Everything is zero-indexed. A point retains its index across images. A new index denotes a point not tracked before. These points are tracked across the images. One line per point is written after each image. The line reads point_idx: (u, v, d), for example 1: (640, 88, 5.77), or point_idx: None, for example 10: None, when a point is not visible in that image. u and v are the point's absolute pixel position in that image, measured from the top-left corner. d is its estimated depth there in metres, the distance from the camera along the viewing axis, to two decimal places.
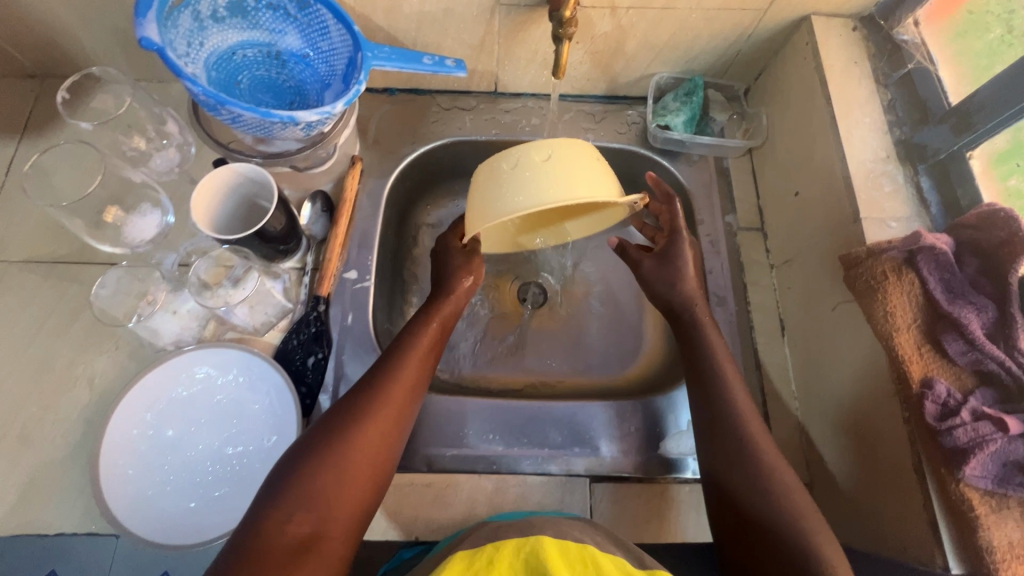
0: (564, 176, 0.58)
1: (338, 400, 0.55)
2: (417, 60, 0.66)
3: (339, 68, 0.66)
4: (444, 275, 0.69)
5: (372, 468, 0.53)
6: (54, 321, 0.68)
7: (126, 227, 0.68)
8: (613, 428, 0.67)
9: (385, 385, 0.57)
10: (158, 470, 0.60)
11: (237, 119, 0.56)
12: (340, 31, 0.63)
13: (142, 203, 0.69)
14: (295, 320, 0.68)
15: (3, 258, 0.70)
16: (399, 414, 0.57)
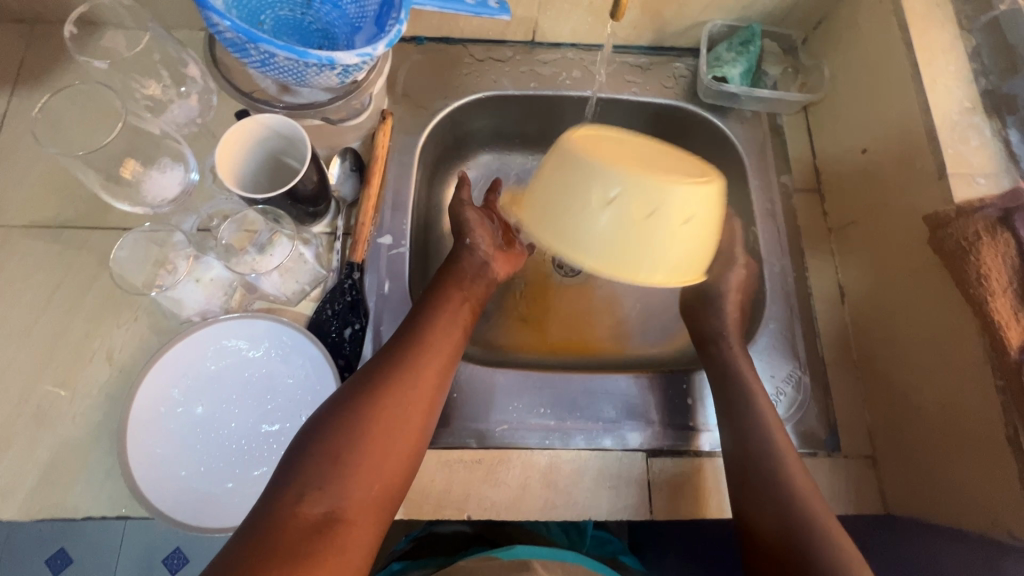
0: (662, 249, 0.51)
1: (363, 373, 0.52)
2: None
3: (371, 9, 0.58)
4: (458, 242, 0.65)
5: (397, 448, 0.48)
6: (65, 291, 0.62)
7: (146, 184, 0.62)
8: (669, 401, 0.63)
9: (406, 353, 0.53)
10: (189, 449, 0.56)
11: (268, 60, 0.51)
12: None
13: (162, 156, 0.63)
14: (328, 289, 0.63)
15: (4, 223, 0.64)
16: (428, 393, 0.52)
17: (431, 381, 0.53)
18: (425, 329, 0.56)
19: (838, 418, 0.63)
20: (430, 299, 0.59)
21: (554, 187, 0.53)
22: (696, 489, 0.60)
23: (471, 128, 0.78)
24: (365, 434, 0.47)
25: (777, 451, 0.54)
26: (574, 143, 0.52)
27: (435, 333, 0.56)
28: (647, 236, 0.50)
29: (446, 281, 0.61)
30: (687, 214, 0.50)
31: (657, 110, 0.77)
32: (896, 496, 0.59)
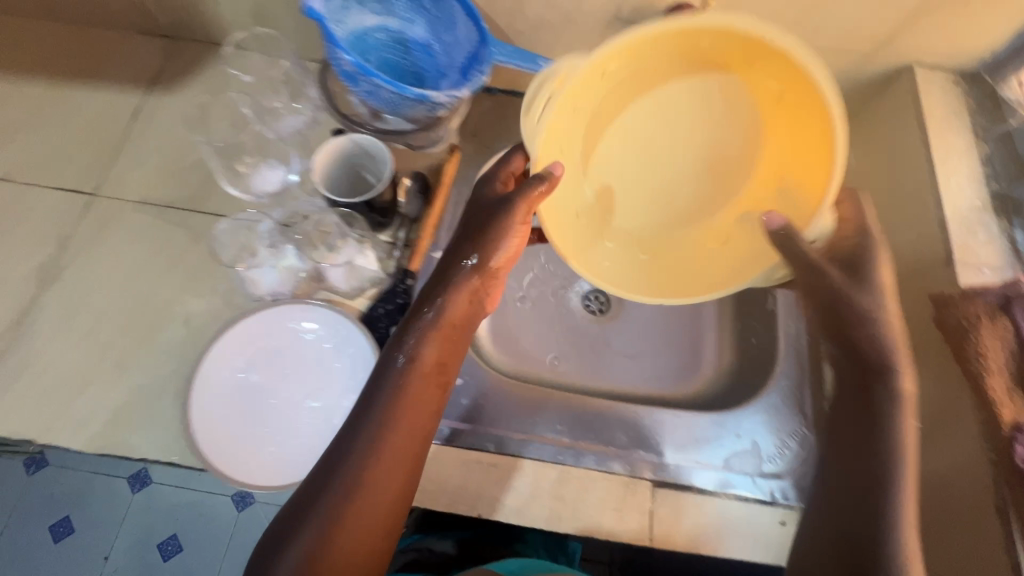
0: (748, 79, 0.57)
1: (306, 499, 0.48)
2: (534, 61, 0.70)
3: (459, 61, 0.70)
4: (450, 272, 0.57)
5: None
6: (159, 260, 0.72)
7: (254, 177, 0.74)
8: (678, 438, 0.68)
9: (363, 444, 0.49)
10: (243, 411, 0.63)
11: (373, 91, 0.62)
12: (468, 28, 0.68)
13: (270, 157, 0.76)
14: (384, 290, 0.71)
15: (120, 196, 0.75)
16: (388, 506, 0.49)
17: (394, 474, 0.49)
18: (389, 413, 0.51)
19: None
20: (401, 366, 0.53)
21: (610, 127, 0.62)
22: (694, 525, 0.62)
23: None
24: (319, 548, 0.46)
25: (847, 501, 0.52)
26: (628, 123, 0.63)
27: (403, 415, 0.51)
28: (708, 119, 0.62)
29: (422, 337, 0.54)
30: (683, 198, 0.67)
31: None
32: None
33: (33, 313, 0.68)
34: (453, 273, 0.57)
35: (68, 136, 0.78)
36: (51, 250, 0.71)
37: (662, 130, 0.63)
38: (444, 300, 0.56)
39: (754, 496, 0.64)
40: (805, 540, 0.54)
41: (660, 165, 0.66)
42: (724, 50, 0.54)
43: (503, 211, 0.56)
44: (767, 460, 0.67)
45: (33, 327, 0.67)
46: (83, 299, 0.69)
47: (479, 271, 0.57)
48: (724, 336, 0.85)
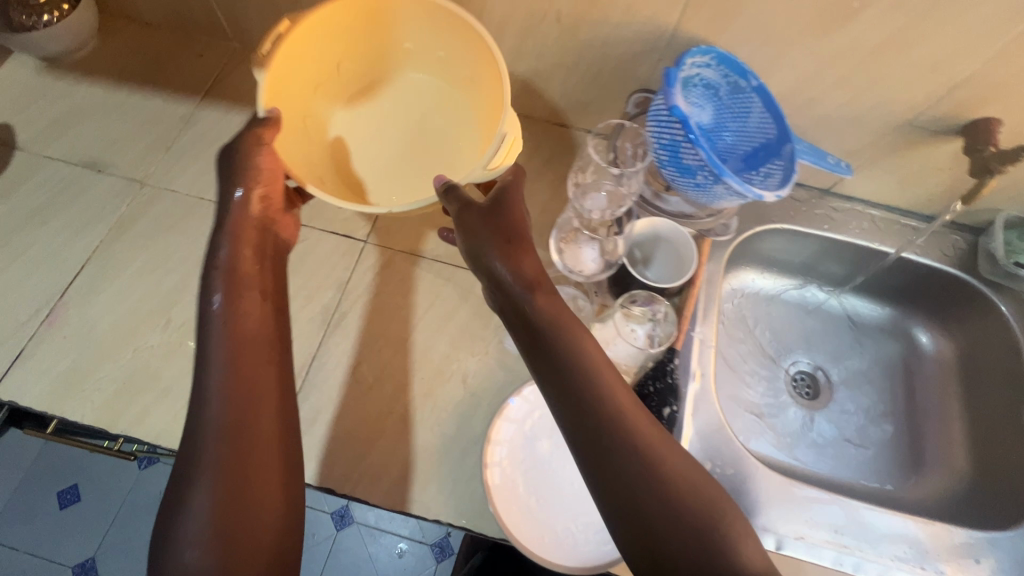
0: (427, 79, 0.74)
1: (217, 402, 0.51)
2: (825, 158, 0.71)
3: (741, 148, 0.73)
4: (227, 211, 0.58)
5: (240, 479, 0.50)
6: (432, 315, 0.74)
7: (568, 252, 0.74)
8: (952, 554, 0.68)
9: (214, 411, 0.51)
10: (532, 481, 0.64)
11: (709, 186, 0.63)
12: (761, 118, 0.70)
13: (585, 235, 0.75)
14: (652, 367, 0.71)
15: (390, 245, 0.78)
16: (242, 418, 0.52)
17: (260, 414, 0.53)
18: (229, 381, 0.52)
19: None
20: (218, 335, 0.54)
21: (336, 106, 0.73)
22: None
23: (759, 247, 0.89)
24: (212, 503, 0.49)
25: None
26: (379, 111, 0.75)
27: (243, 364, 0.54)
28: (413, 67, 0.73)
29: (230, 291, 0.56)
30: (393, 144, 0.74)
31: (926, 272, 0.86)
32: None
33: (321, 356, 0.70)
34: (232, 204, 0.58)
35: None
36: (332, 294, 0.74)
37: (374, 86, 0.74)
38: (223, 248, 0.57)
39: None
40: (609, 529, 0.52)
41: (376, 106, 0.75)
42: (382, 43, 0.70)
43: (247, 148, 0.57)
44: None
45: (321, 370, 0.69)
46: (365, 347, 0.71)
47: (246, 201, 0.58)
48: (957, 438, 0.83)
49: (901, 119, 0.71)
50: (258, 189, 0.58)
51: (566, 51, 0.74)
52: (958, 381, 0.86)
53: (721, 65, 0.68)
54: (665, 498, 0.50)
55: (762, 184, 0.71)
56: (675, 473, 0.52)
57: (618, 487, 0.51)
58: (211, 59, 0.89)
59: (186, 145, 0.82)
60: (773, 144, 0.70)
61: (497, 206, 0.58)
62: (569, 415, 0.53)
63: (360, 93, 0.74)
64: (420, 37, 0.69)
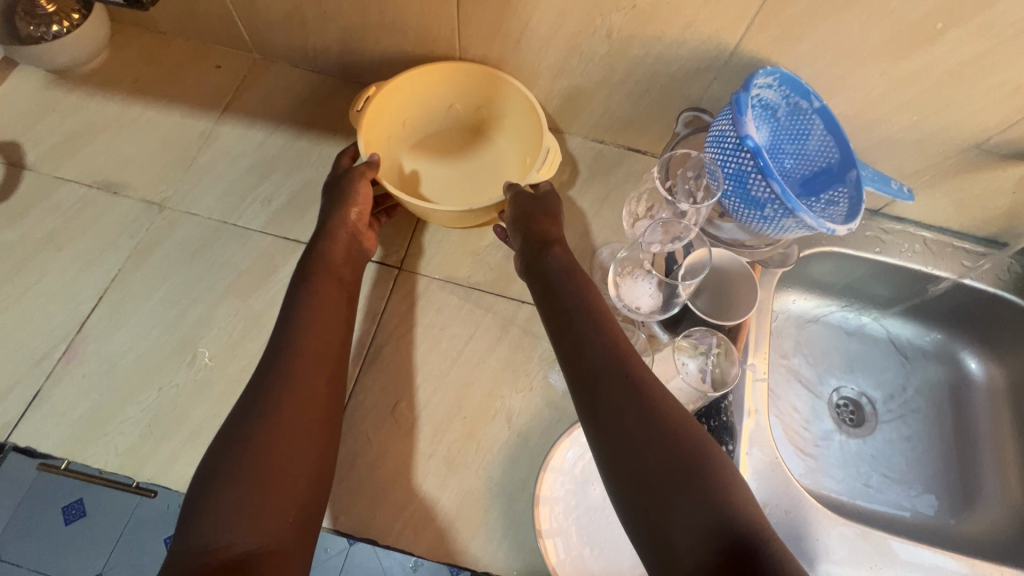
0: (488, 112, 0.81)
1: (284, 372, 0.53)
2: (888, 183, 0.68)
3: (799, 172, 0.69)
4: (328, 218, 0.65)
5: (289, 456, 0.49)
6: (473, 347, 0.70)
7: (623, 287, 0.70)
8: None
9: (287, 365, 0.54)
10: (585, 530, 0.60)
11: (776, 219, 0.60)
12: (823, 140, 0.66)
13: (638, 268, 0.70)
14: (706, 405, 0.68)
15: (427, 272, 0.74)
16: (308, 391, 0.53)
17: (315, 392, 0.53)
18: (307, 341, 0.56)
19: None
20: (306, 305, 0.58)
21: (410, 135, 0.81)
22: None
23: (806, 269, 0.86)
24: (263, 445, 0.49)
25: None
26: (451, 141, 0.83)
27: (318, 331, 0.57)
28: (459, 127, 0.84)
29: (313, 277, 0.61)
30: (459, 165, 0.82)
31: (977, 296, 0.83)
32: None
33: (357, 395, 0.66)
34: (335, 212, 0.65)
35: None
36: (366, 327, 0.70)
37: (427, 142, 0.83)
38: (321, 244, 0.64)
39: None
40: (613, 492, 0.48)
41: (444, 134, 0.83)
42: (449, 83, 0.78)
43: (352, 177, 0.66)
44: None
45: (358, 411, 0.65)
46: (404, 383, 0.67)
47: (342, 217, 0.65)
48: (1010, 471, 0.80)
49: (968, 143, 0.67)
50: (358, 203, 0.66)
51: (614, 67, 0.70)
52: (1012, 408, 0.83)
53: (783, 85, 0.64)
54: (671, 453, 0.46)
55: (825, 212, 0.67)
56: (684, 432, 0.47)
57: (619, 442, 0.48)
58: (230, 71, 0.84)
59: (206, 165, 0.77)
60: (836, 169, 0.66)
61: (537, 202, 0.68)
62: (577, 373, 0.53)
63: (414, 147, 0.82)
64: (471, 100, 0.80)
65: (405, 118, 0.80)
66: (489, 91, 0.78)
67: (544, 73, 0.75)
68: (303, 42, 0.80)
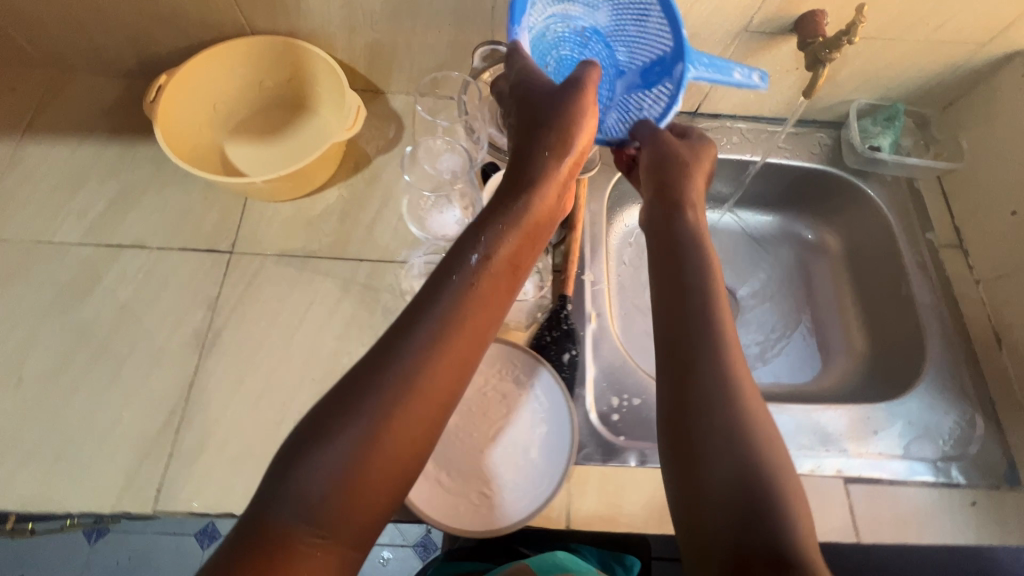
0: (304, 85, 0.81)
1: (434, 359, 0.41)
2: (730, 72, 0.56)
3: (638, 61, 0.58)
4: (535, 157, 0.49)
5: (395, 467, 0.39)
6: (314, 312, 0.70)
7: (430, 219, 0.75)
8: (850, 429, 0.70)
9: (411, 356, 0.41)
10: (440, 457, 0.62)
11: None
12: (659, 24, 0.55)
13: (443, 200, 0.75)
14: (548, 318, 0.71)
15: (259, 250, 0.73)
16: (445, 397, 0.42)
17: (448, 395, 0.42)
18: (444, 332, 0.42)
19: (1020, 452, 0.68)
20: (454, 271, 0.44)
21: (226, 118, 0.81)
22: (896, 515, 0.64)
23: None
24: (360, 445, 0.38)
25: None
26: (272, 118, 0.82)
27: (470, 315, 0.43)
28: (280, 105, 0.83)
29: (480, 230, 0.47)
30: (279, 139, 0.81)
31: (803, 173, 0.89)
32: None
33: (199, 382, 0.65)
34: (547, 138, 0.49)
35: (189, 194, 0.76)
36: (201, 315, 0.69)
37: (245, 124, 0.81)
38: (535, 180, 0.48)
39: (931, 480, 0.66)
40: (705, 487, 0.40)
41: (264, 111, 0.82)
42: (252, 60, 0.77)
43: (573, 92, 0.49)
44: (940, 442, 0.69)
45: (201, 397, 0.64)
46: (246, 359, 0.67)
47: (556, 150, 0.48)
48: (855, 326, 0.86)
49: (737, 27, 0.72)
50: (573, 147, 0.49)
51: (398, 17, 0.72)
52: (847, 267, 0.90)
53: None
54: (749, 438, 0.40)
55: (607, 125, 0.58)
56: (770, 425, 0.42)
57: (699, 405, 0.42)
58: (25, 93, 0.81)
59: (13, 189, 0.75)
60: (670, 59, 0.55)
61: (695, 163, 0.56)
62: (683, 329, 0.46)
63: (231, 130, 0.81)
64: (286, 76, 0.80)
65: (218, 101, 0.79)
66: (298, 65, 0.78)
67: (338, 31, 0.75)
68: (92, 48, 0.78)
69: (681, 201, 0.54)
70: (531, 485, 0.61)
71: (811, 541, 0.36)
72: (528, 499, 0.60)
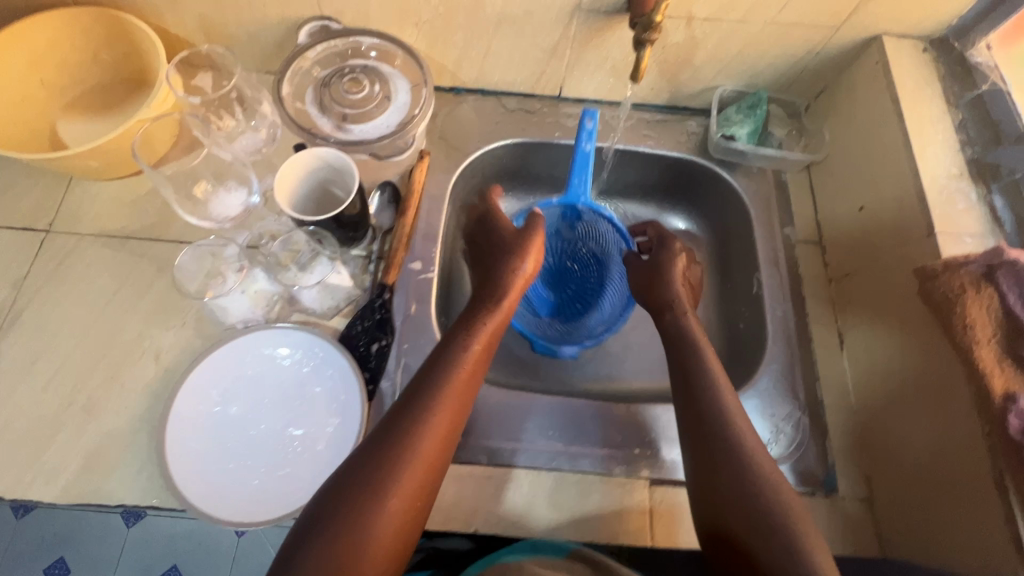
0: (137, 59, 0.77)
1: (414, 445, 0.52)
2: (586, 155, 0.76)
3: (556, 224, 0.83)
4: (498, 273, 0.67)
5: (401, 524, 0.49)
6: (123, 295, 0.69)
7: (212, 203, 0.73)
8: (670, 431, 0.66)
9: (411, 432, 0.52)
10: (222, 447, 0.61)
11: (614, 322, 0.83)
12: (552, 209, 0.81)
13: (229, 182, 0.75)
14: (362, 306, 0.69)
15: (76, 231, 0.72)
16: (429, 466, 0.52)
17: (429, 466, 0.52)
18: (425, 415, 0.53)
19: (838, 458, 0.66)
20: (441, 369, 0.57)
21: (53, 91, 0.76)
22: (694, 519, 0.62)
23: (507, 163, 0.86)
24: (365, 514, 0.47)
25: None
26: (106, 92, 0.78)
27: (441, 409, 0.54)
28: (116, 79, 0.79)
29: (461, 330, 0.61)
30: (111, 115, 0.77)
31: (671, 161, 0.84)
32: (893, 536, 0.61)
33: None
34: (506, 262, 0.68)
35: (12, 171, 0.74)
36: (5, 295, 0.67)
37: (76, 99, 0.78)
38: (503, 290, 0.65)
39: None
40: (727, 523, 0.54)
41: (98, 85, 0.78)
42: (75, 30, 0.73)
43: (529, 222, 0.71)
44: None
45: None
46: (45, 342, 0.65)
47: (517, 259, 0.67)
48: (715, 322, 0.83)
49: (569, 6, 0.68)
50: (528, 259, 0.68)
51: None
52: (713, 263, 0.87)
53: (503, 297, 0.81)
54: (739, 474, 0.55)
55: (610, 312, 0.84)
56: (765, 467, 0.56)
57: (712, 460, 0.57)
58: None
59: None
60: (571, 209, 0.80)
61: (667, 271, 0.73)
62: (687, 410, 0.61)
63: (59, 105, 0.77)
64: (117, 47, 0.76)
65: (44, 74, 0.74)
66: (127, 36, 0.74)
67: (159, 4, 0.71)
68: None
69: (664, 299, 0.72)
70: (309, 477, 0.60)
71: (811, 550, 0.49)
72: (303, 490, 0.59)
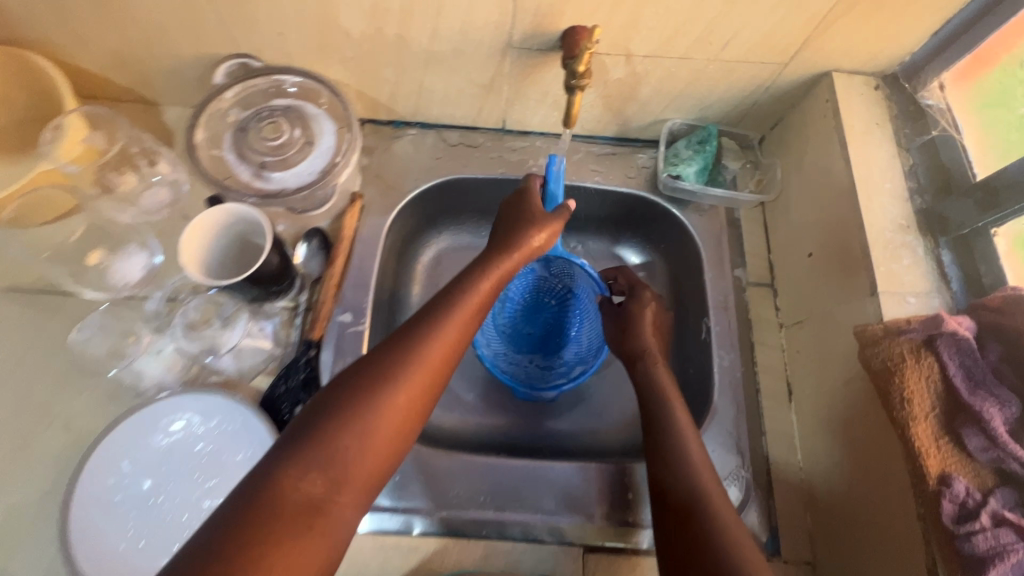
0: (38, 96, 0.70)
1: (416, 359, 0.47)
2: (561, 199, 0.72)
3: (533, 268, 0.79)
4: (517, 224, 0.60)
5: (393, 439, 0.45)
6: (32, 356, 0.65)
7: (109, 270, 0.69)
8: (606, 493, 0.64)
9: (417, 347, 0.47)
10: (131, 524, 0.58)
11: (589, 354, 0.79)
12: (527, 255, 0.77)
13: (130, 246, 0.71)
14: (286, 364, 0.66)
15: None
16: (424, 392, 0.47)
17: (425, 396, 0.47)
18: (432, 333, 0.49)
19: (781, 520, 0.64)
20: (462, 279, 0.54)
21: None
22: None
23: (449, 198, 0.81)
24: (359, 429, 0.43)
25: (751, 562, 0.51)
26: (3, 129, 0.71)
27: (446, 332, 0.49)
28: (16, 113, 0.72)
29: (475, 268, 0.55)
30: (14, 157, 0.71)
31: (621, 198, 0.80)
32: None
33: None
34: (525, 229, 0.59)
35: None
36: None
37: None
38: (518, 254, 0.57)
39: None
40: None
41: None
42: None
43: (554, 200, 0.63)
44: None
45: None
46: None
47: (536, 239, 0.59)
48: None
49: (499, 44, 0.64)
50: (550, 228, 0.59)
51: (122, 32, 0.65)
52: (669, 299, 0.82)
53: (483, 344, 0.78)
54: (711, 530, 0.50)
55: (586, 346, 0.79)
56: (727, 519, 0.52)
57: (672, 503, 0.55)
58: None
59: None
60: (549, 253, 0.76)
61: (638, 321, 0.72)
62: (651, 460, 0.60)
63: None
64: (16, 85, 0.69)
65: None
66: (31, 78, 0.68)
67: (63, 42, 0.66)
68: None
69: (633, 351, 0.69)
70: None
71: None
72: None
